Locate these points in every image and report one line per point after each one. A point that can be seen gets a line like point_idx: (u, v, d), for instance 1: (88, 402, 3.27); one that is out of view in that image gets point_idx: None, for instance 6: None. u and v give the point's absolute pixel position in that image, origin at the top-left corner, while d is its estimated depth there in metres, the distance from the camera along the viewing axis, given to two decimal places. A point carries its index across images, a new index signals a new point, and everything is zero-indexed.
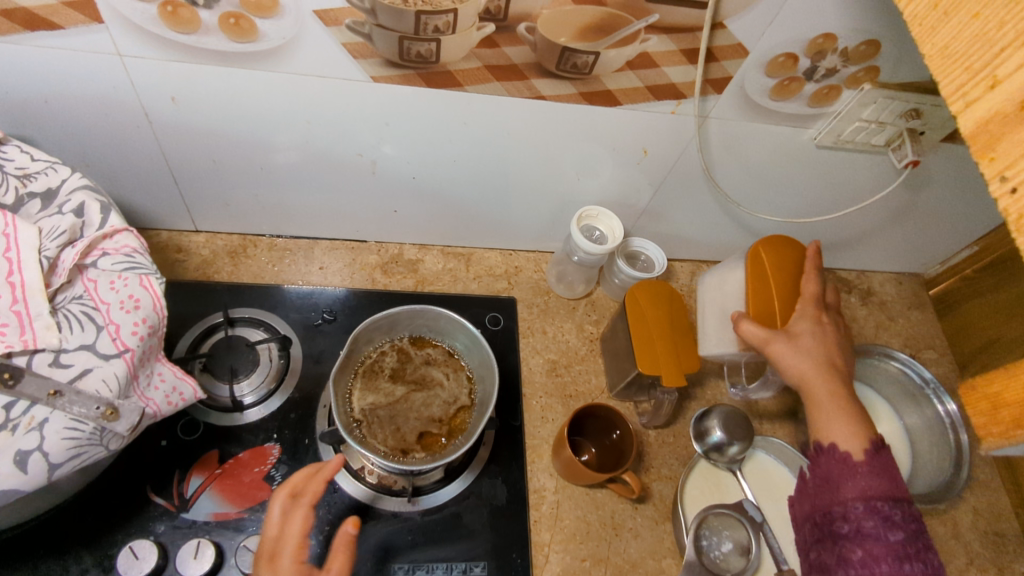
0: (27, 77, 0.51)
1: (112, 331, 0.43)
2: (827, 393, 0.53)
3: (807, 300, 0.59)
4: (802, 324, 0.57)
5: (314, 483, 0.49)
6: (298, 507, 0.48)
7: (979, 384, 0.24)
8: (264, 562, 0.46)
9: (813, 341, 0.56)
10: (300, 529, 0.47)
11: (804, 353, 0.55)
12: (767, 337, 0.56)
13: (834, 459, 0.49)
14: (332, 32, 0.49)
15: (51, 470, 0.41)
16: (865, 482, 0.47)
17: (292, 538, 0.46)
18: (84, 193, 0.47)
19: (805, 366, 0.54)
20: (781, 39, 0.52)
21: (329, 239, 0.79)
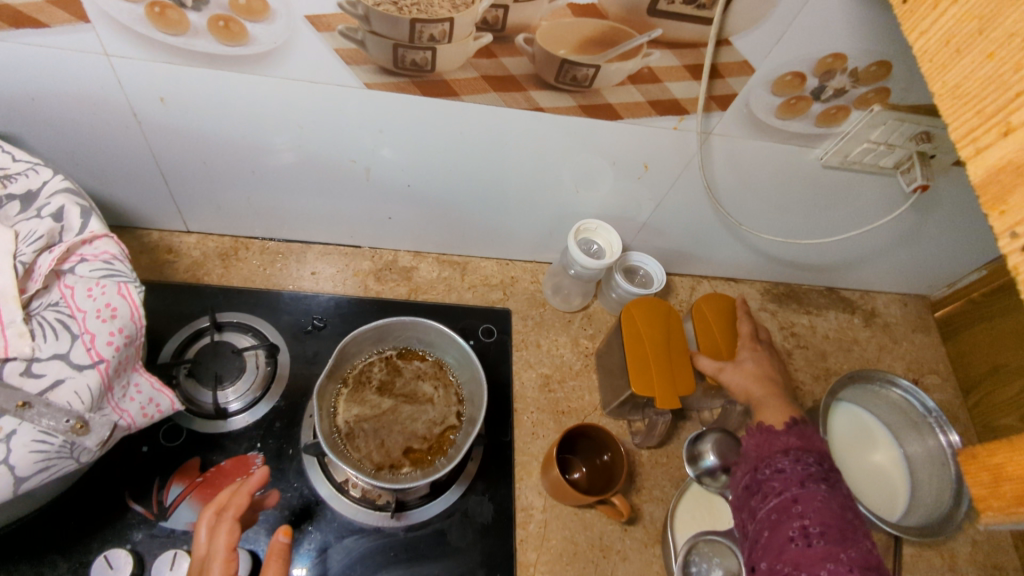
0: (12, 74, 0.50)
1: (86, 341, 0.42)
2: (759, 391, 0.61)
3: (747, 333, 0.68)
4: (745, 350, 0.66)
5: (238, 496, 0.47)
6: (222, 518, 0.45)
7: (979, 453, 0.23)
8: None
9: (753, 360, 0.65)
10: (225, 540, 0.44)
11: (742, 367, 0.64)
12: (717, 364, 0.65)
13: (758, 428, 0.56)
14: (324, 37, 0.48)
15: (18, 483, 0.39)
16: (785, 440, 0.53)
17: (217, 550, 0.44)
18: (64, 196, 0.46)
19: (742, 377, 0.63)
20: (789, 58, 0.50)
21: (322, 244, 0.78)
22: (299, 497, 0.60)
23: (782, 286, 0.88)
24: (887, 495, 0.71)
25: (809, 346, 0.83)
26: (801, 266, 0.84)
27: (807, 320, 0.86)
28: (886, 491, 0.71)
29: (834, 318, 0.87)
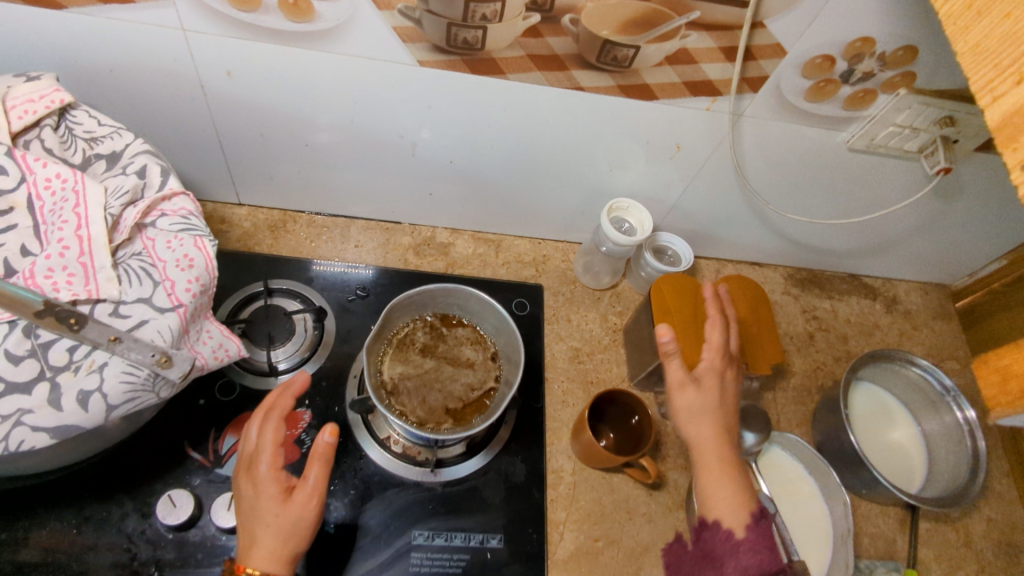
0: (94, 48, 0.54)
1: (167, 287, 0.46)
2: (718, 453, 0.57)
3: (715, 350, 0.63)
4: (710, 378, 0.61)
5: (281, 398, 0.52)
6: (267, 418, 0.51)
7: (991, 362, 0.29)
8: (245, 474, 0.50)
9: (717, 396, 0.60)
10: (273, 438, 0.50)
11: (706, 412, 0.59)
12: (682, 381, 0.61)
13: (721, 537, 0.52)
14: (384, 16, 0.52)
15: (109, 411, 0.43)
16: (740, 560, 0.50)
17: (266, 446, 0.50)
18: (146, 157, 0.50)
19: (705, 424, 0.59)
20: (819, 41, 0.53)
21: (364, 219, 0.82)
22: (345, 451, 0.64)
23: (806, 271, 0.91)
24: (904, 470, 0.74)
25: (830, 330, 0.86)
26: (825, 252, 0.87)
27: (829, 305, 0.89)
28: (903, 468, 0.74)
29: (855, 304, 0.90)
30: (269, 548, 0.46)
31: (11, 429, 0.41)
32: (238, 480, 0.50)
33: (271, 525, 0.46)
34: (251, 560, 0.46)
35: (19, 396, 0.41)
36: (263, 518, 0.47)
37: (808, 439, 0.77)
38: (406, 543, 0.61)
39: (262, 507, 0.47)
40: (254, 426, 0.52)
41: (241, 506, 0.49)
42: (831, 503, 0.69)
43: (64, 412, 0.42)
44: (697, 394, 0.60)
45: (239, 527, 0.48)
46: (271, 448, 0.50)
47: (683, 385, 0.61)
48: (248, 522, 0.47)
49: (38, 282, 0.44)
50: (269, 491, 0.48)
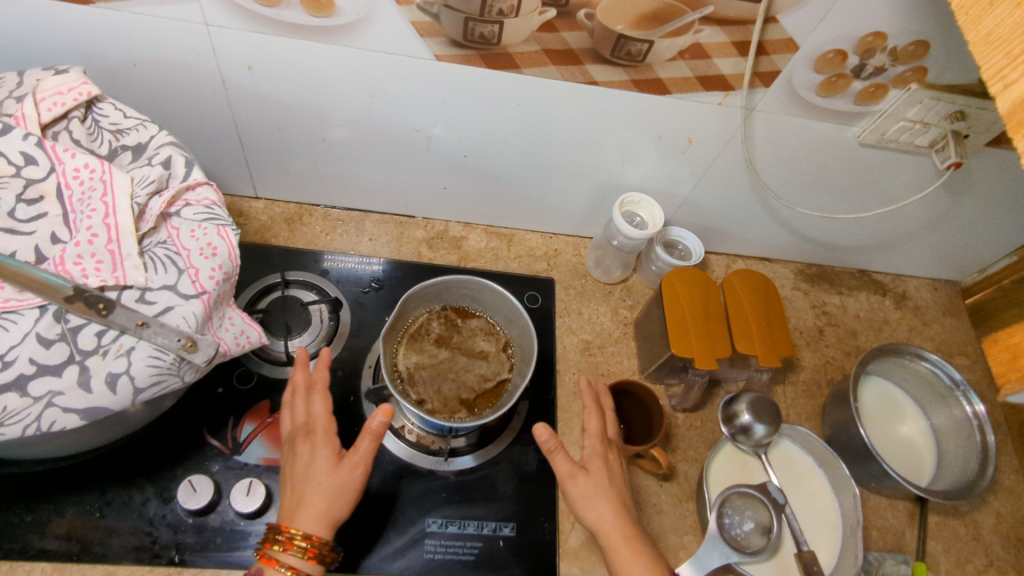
0: (120, 42, 0.56)
1: (192, 274, 0.47)
2: (621, 533, 0.56)
3: (594, 436, 0.62)
4: (598, 466, 0.60)
5: (319, 371, 0.59)
6: (315, 393, 0.58)
7: (1000, 342, 0.38)
8: (298, 443, 0.55)
9: (604, 475, 0.59)
10: (324, 409, 0.56)
11: (603, 491, 0.58)
12: (571, 470, 0.59)
13: None
14: (403, 11, 0.53)
15: (136, 393, 0.45)
16: None
17: (319, 417, 0.56)
18: (171, 148, 0.52)
19: (603, 502, 0.58)
20: (831, 36, 0.54)
21: (379, 213, 0.83)
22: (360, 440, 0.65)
23: (815, 267, 0.92)
24: (915, 463, 0.75)
25: (840, 325, 0.87)
26: (835, 247, 0.87)
27: (838, 300, 0.89)
28: (913, 461, 0.75)
29: (864, 300, 0.90)
30: (319, 508, 0.51)
31: (43, 410, 0.42)
32: (289, 449, 0.56)
33: (323, 485, 0.52)
34: (301, 518, 0.50)
35: (50, 377, 0.43)
36: (316, 479, 0.52)
37: (817, 432, 0.77)
38: (420, 531, 0.62)
39: (314, 470, 0.52)
40: (298, 401, 0.58)
41: (292, 471, 0.54)
42: (840, 495, 0.69)
43: (93, 393, 0.43)
44: (597, 476, 0.59)
45: (288, 490, 0.53)
46: (324, 420, 0.56)
47: (580, 474, 0.59)
48: (299, 485, 0.52)
49: (68, 269, 0.45)
50: (322, 455, 0.53)
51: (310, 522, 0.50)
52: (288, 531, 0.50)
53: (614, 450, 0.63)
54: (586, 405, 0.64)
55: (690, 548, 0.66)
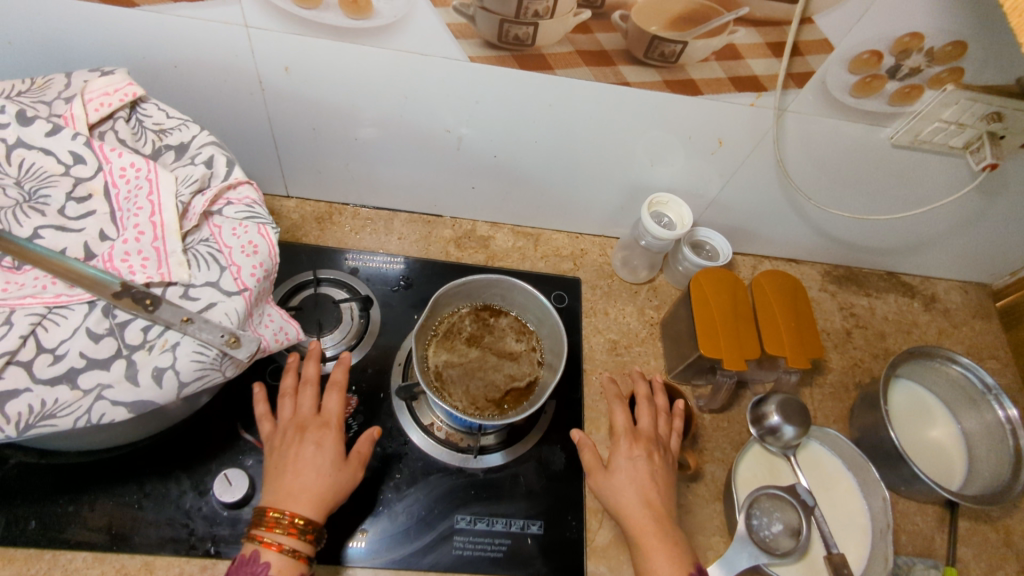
0: (163, 44, 0.57)
1: (234, 272, 0.49)
2: (641, 522, 0.56)
3: (623, 433, 0.62)
4: (622, 463, 0.60)
5: (339, 371, 0.61)
6: (331, 391, 0.59)
7: None
8: (306, 431, 0.56)
9: (626, 472, 0.59)
10: (338, 408, 0.58)
11: (627, 484, 0.59)
12: (591, 467, 0.61)
13: None
14: (439, 12, 0.53)
15: (181, 387, 0.46)
16: None
17: (333, 414, 0.58)
18: (212, 148, 0.53)
19: (627, 498, 0.58)
20: (867, 36, 0.53)
21: (407, 212, 0.84)
22: (390, 436, 0.66)
23: (843, 268, 0.91)
24: (945, 467, 0.74)
25: (868, 327, 0.86)
26: (862, 249, 0.87)
27: (866, 302, 0.89)
28: (944, 465, 0.74)
29: (893, 302, 0.90)
30: (323, 497, 0.52)
31: (93, 402, 0.43)
32: (289, 434, 0.56)
33: (332, 477, 0.53)
34: (303, 504, 0.51)
35: (99, 371, 0.44)
36: (323, 469, 0.53)
37: (845, 435, 0.77)
38: (449, 527, 0.63)
39: (325, 460, 0.54)
40: (309, 392, 0.59)
41: (293, 455, 0.54)
42: (870, 498, 0.69)
43: (140, 387, 0.44)
44: (624, 471, 0.59)
45: (288, 472, 0.53)
46: (335, 419, 0.58)
47: (601, 473, 0.60)
48: (305, 470, 0.53)
49: (116, 266, 0.47)
50: (333, 450, 0.55)
51: (311, 509, 0.51)
52: (291, 512, 0.50)
53: (653, 444, 0.62)
54: (615, 404, 0.65)
55: (717, 549, 0.66)
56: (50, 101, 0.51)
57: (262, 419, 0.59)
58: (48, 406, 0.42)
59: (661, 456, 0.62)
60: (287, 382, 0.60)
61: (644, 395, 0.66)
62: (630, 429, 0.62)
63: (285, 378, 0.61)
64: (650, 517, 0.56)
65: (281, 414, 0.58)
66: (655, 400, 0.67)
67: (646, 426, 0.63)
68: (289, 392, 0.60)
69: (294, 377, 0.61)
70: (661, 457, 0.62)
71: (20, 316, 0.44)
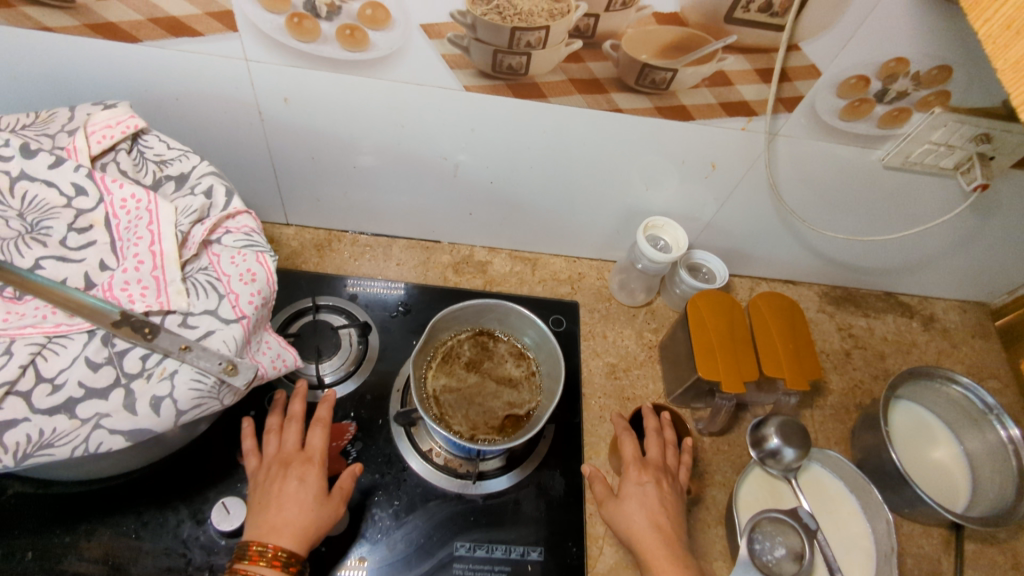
0: (165, 77, 0.58)
1: (232, 299, 0.49)
2: (653, 544, 0.56)
3: (633, 461, 0.62)
4: (631, 489, 0.60)
5: (323, 409, 0.61)
6: (314, 427, 0.60)
7: None
8: (289, 466, 0.56)
9: (637, 500, 0.59)
10: (322, 444, 0.59)
11: (637, 511, 0.58)
12: (603, 496, 0.61)
13: None
14: (434, 44, 0.54)
15: (178, 415, 0.46)
16: None
17: (317, 449, 0.58)
18: (212, 178, 0.54)
19: (637, 523, 0.57)
20: (853, 62, 0.55)
21: (406, 239, 0.85)
22: (389, 463, 0.66)
23: (840, 289, 0.92)
24: (949, 489, 0.73)
25: (867, 347, 0.86)
26: (859, 270, 0.87)
27: (865, 323, 0.89)
28: (947, 487, 0.74)
29: (891, 322, 0.90)
30: (306, 531, 0.52)
31: (91, 431, 0.43)
32: (273, 470, 0.56)
33: (315, 511, 0.53)
34: (286, 538, 0.51)
35: (98, 400, 0.44)
36: (306, 503, 0.53)
37: (847, 456, 0.76)
38: (448, 554, 0.62)
39: (308, 494, 0.54)
40: (294, 429, 0.59)
41: (276, 490, 0.54)
42: (874, 519, 0.68)
43: (139, 416, 0.44)
44: (634, 497, 0.59)
45: (271, 507, 0.53)
46: (320, 454, 0.58)
47: (612, 501, 0.60)
48: (288, 504, 0.53)
49: (115, 294, 0.47)
50: (317, 484, 0.55)
51: (294, 543, 0.51)
52: (274, 545, 0.50)
53: (665, 475, 0.62)
54: (625, 433, 0.65)
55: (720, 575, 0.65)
56: (54, 134, 0.52)
57: (248, 455, 0.59)
58: (46, 435, 0.42)
59: (670, 484, 0.61)
60: (272, 420, 0.61)
61: (653, 426, 0.65)
62: (639, 458, 0.62)
63: (271, 416, 0.61)
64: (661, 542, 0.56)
65: (266, 450, 0.59)
66: (664, 432, 0.66)
67: (654, 456, 0.63)
68: (275, 429, 0.60)
69: (279, 415, 0.62)
70: (670, 485, 0.61)
71: (20, 346, 0.44)
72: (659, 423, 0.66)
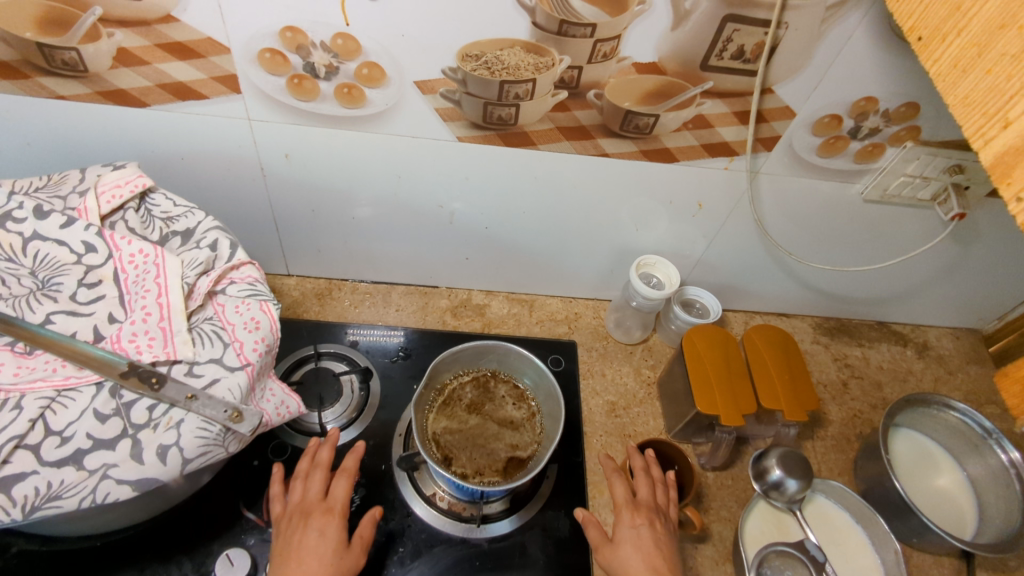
0: (172, 139, 0.61)
1: (237, 347, 0.51)
2: None
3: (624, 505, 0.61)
4: (625, 533, 0.59)
5: (350, 459, 0.61)
6: (340, 477, 0.60)
7: (1011, 375, 0.37)
8: (313, 516, 0.56)
9: (631, 546, 0.58)
10: (344, 494, 0.59)
11: (633, 555, 0.58)
12: (598, 541, 0.60)
13: None
14: (427, 99, 0.57)
15: (184, 464, 0.46)
16: None
17: (339, 500, 0.58)
18: (217, 232, 0.56)
19: (634, 568, 0.57)
20: (825, 102, 0.57)
21: (405, 285, 0.87)
22: (393, 509, 0.66)
23: (834, 320, 0.93)
24: (955, 516, 0.73)
25: (864, 377, 0.87)
26: (850, 300, 0.89)
27: (859, 352, 0.90)
28: (954, 514, 0.73)
29: (886, 351, 0.91)
30: None
31: (98, 482, 0.44)
32: (296, 520, 0.56)
33: (333, 564, 0.53)
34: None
35: (105, 451, 0.45)
36: (326, 556, 0.53)
37: (852, 487, 0.76)
38: None
39: (327, 547, 0.54)
40: (319, 478, 0.60)
41: (298, 541, 0.54)
42: (883, 551, 0.68)
43: (145, 465, 0.45)
44: (628, 541, 0.59)
45: (292, 559, 0.53)
46: (341, 505, 0.58)
47: (607, 547, 0.59)
48: (307, 556, 0.53)
49: (123, 346, 0.49)
50: (337, 537, 0.55)
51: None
52: None
53: (651, 512, 0.61)
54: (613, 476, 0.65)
55: None
56: (66, 195, 0.54)
57: (274, 500, 0.60)
58: (54, 487, 0.43)
59: (664, 524, 0.61)
60: (301, 465, 0.61)
61: (640, 465, 0.65)
62: (630, 500, 0.62)
63: (300, 460, 0.62)
64: None
65: (291, 497, 0.59)
66: (652, 470, 0.66)
67: (645, 495, 0.62)
68: (301, 474, 0.61)
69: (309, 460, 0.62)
70: (664, 525, 0.61)
71: (30, 400, 0.45)
72: (645, 462, 0.66)
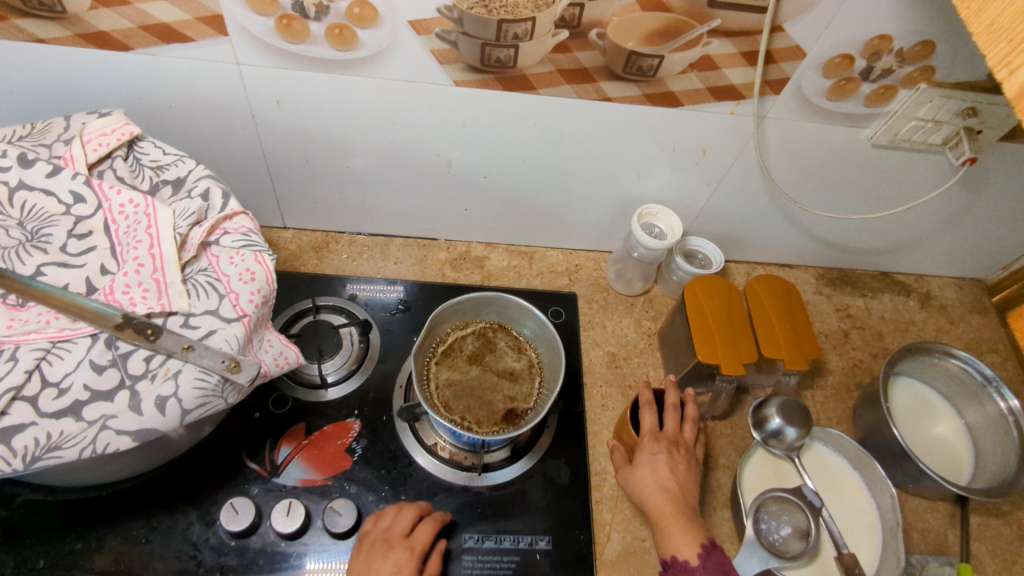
0: (159, 85, 0.59)
1: (232, 299, 0.50)
2: (670, 505, 0.58)
3: (648, 434, 0.63)
4: (644, 457, 0.61)
5: None
6: (428, 522, 0.59)
7: None
8: (390, 550, 0.55)
9: (648, 470, 0.60)
10: (426, 539, 0.57)
11: (648, 478, 0.60)
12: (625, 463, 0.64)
13: None
14: (422, 40, 0.55)
15: (183, 415, 0.46)
16: None
17: (420, 540, 0.57)
18: (208, 181, 0.55)
19: (647, 489, 0.60)
20: (838, 42, 0.55)
21: (403, 237, 0.86)
22: (394, 458, 0.66)
23: (837, 271, 0.92)
24: (951, 463, 0.74)
25: (865, 327, 0.87)
26: (854, 251, 0.88)
27: (862, 303, 0.90)
28: (950, 460, 0.74)
29: (888, 301, 0.90)
30: None
31: (98, 432, 0.44)
32: (375, 549, 0.55)
33: None
34: None
35: (103, 403, 0.44)
36: None
37: (850, 435, 0.77)
38: (458, 546, 0.62)
39: None
40: (410, 518, 0.58)
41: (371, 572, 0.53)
42: (878, 495, 0.69)
43: (143, 415, 0.44)
44: (645, 464, 0.61)
45: None
46: (421, 546, 0.57)
47: (628, 469, 0.63)
48: None
49: (117, 297, 0.48)
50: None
51: None
52: None
53: (676, 445, 0.63)
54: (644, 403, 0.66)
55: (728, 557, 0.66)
56: (50, 144, 0.53)
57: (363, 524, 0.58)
58: (53, 438, 0.43)
59: (684, 456, 0.62)
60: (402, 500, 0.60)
61: (671, 401, 0.66)
62: (654, 430, 0.63)
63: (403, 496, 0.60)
64: (677, 504, 0.58)
65: (377, 524, 0.58)
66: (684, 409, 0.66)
67: (670, 429, 0.64)
68: (396, 507, 0.59)
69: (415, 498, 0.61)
70: (684, 456, 0.62)
71: (25, 352, 0.45)
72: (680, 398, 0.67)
